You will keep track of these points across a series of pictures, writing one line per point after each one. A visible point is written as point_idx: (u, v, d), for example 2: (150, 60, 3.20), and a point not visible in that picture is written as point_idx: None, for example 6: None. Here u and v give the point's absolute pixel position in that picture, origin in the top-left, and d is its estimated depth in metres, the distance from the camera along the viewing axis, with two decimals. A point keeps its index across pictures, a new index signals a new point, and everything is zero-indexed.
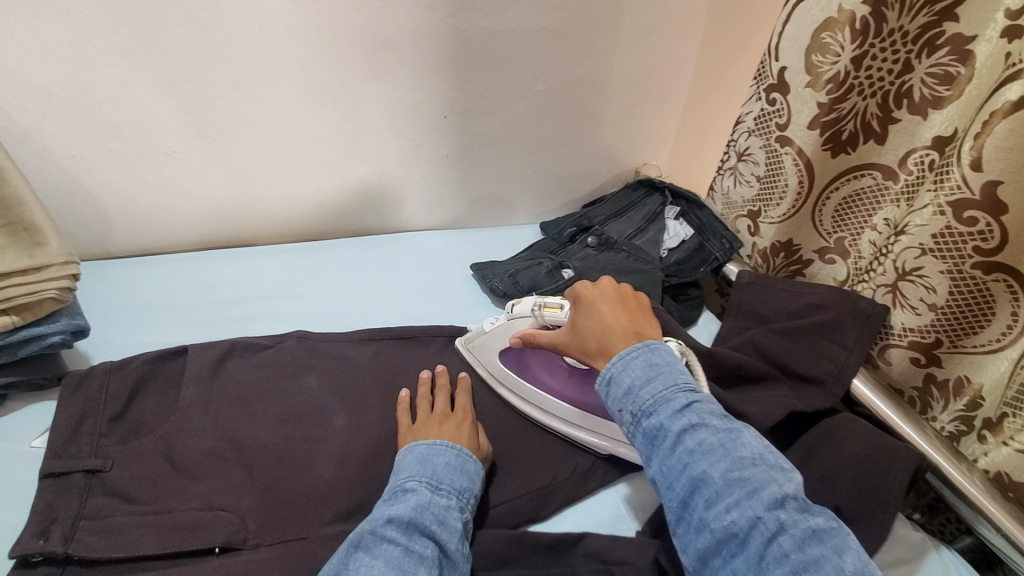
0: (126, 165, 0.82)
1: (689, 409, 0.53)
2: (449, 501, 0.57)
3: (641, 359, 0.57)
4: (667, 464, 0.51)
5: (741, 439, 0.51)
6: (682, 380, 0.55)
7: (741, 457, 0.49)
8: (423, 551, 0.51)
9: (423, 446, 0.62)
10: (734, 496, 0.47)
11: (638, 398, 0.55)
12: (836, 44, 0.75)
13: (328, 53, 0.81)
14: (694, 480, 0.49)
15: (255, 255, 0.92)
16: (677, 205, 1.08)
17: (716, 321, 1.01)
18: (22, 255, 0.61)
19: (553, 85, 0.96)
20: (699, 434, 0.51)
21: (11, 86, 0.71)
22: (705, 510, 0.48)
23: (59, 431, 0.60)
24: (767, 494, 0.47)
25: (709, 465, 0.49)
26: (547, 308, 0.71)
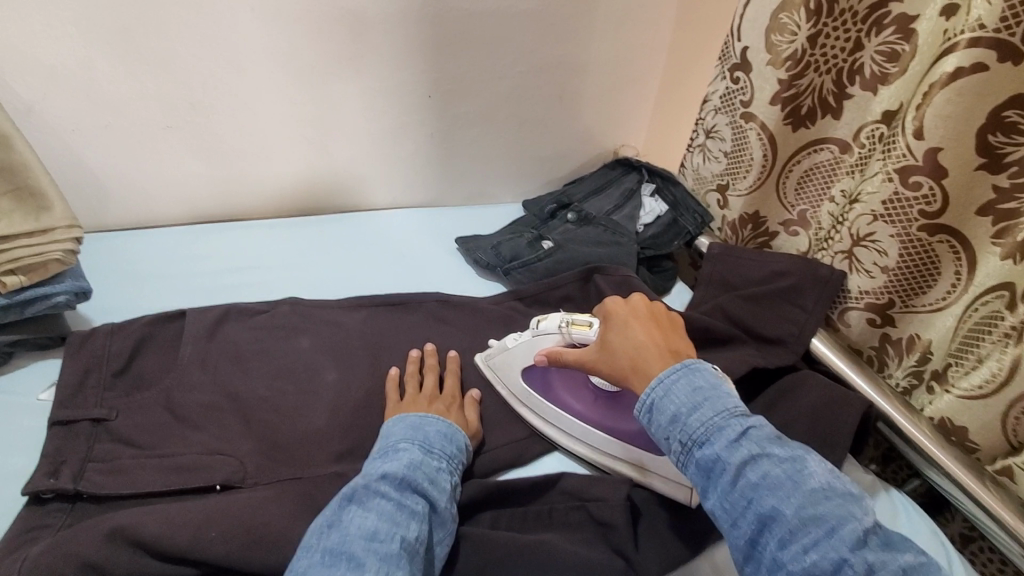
0: (122, 140, 0.85)
1: (745, 440, 0.54)
2: (439, 463, 0.61)
3: (686, 386, 0.59)
4: (730, 499, 0.52)
5: (805, 470, 0.51)
6: (734, 408, 0.56)
7: (809, 490, 0.50)
8: (415, 506, 0.55)
9: (415, 417, 0.65)
10: (812, 535, 0.47)
11: (689, 427, 0.56)
12: (793, 24, 0.81)
13: (315, 32, 0.84)
14: (763, 517, 0.50)
15: (247, 229, 0.96)
16: (653, 182, 1.12)
17: (689, 290, 1.06)
18: (28, 219, 0.65)
19: (533, 66, 1.01)
20: (761, 467, 0.52)
21: (11, 60, 0.74)
22: (779, 549, 0.48)
23: (66, 383, 0.64)
24: (845, 532, 0.47)
25: (778, 501, 0.50)
26: (576, 325, 0.71)
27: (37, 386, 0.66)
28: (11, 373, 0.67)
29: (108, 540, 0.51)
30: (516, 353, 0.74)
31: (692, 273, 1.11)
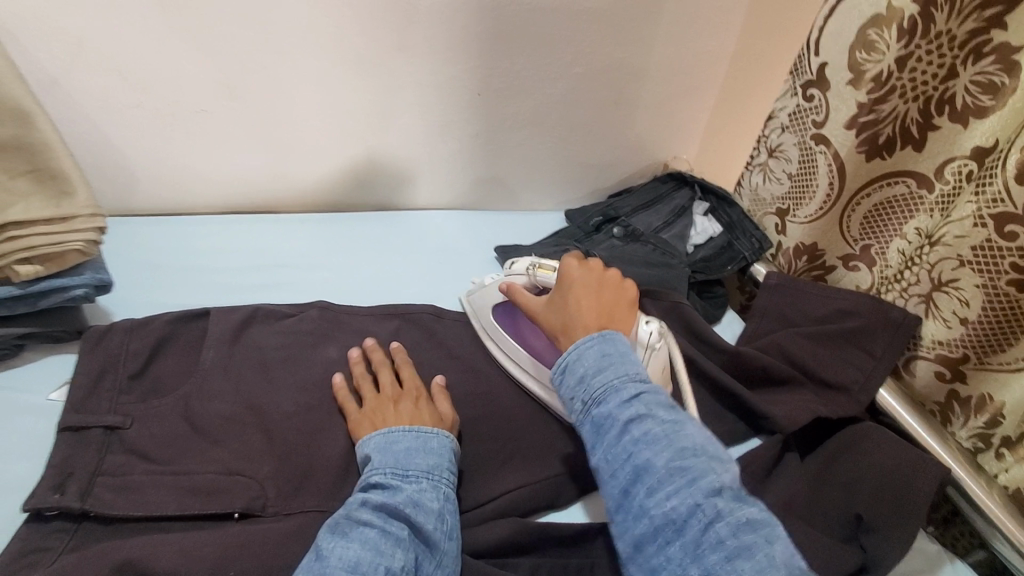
0: (155, 121, 0.80)
1: (637, 400, 0.52)
2: (421, 484, 0.55)
3: (595, 349, 0.57)
4: (612, 453, 0.50)
5: (685, 429, 0.50)
6: (636, 372, 0.54)
7: (683, 447, 0.49)
8: (398, 533, 0.50)
9: (381, 436, 0.59)
10: (675, 485, 0.47)
11: (591, 387, 0.54)
12: (882, 42, 0.74)
13: (366, 19, 0.79)
14: (637, 469, 0.49)
15: (278, 224, 0.91)
16: (707, 200, 1.05)
17: (739, 320, 0.99)
18: (49, 204, 0.60)
19: (590, 69, 0.94)
20: (644, 424, 0.50)
21: (42, 29, 0.69)
22: (646, 497, 0.48)
23: (79, 384, 0.59)
24: (706, 483, 0.47)
25: (653, 454, 0.49)
26: (541, 269, 0.74)
27: (48, 385, 0.61)
28: (23, 367, 0.63)
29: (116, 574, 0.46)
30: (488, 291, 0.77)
31: (741, 299, 1.05)
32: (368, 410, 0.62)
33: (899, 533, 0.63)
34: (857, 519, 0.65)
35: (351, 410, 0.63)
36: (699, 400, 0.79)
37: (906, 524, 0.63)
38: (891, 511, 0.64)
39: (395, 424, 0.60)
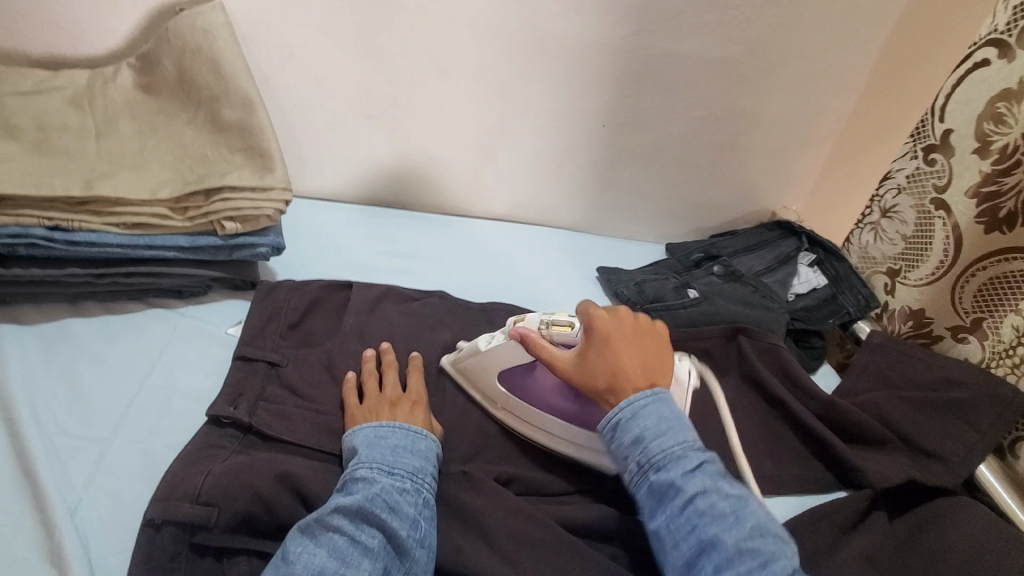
0: (331, 122, 0.94)
1: (699, 471, 0.56)
2: (403, 485, 0.56)
3: (652, 409, 0.59)
4: (675, 522, 0.54)
5: (749, 507, 0.54)
6: (692, 439, 0.58)
7: (750, 526, 0.52)
8: (369, 543, 0.51)
9: (370, 430, 0.61)
10: (746, 566, 0.50)
11: (649, 451, 0.57)
12: (1011, 116, 0.74)
13: (520, 52, 0.89)
14: (704, 543, 0.52)
15: (410, 219, 1.02)
16: (814, 252, 1.06)
17: (836, 376, 0.98)
18: (255, 176, 0.73)
19: (713, 113, 0.99)
20: (709, 498, 0.54)
21: (265, 37, 0.84)
22: (713, 573, 0.50)
23: (253, 324, 0.71)
24: (777, 567, 0.49)
25: (720, 530, 0.52)
26: (556, 326, 0.68)
27: (227, 321, 0.74)
28: (208, 305, 0.76)
29: (276, 480, 0.55)
30: (494, 353, 0.69)
31: (840, 356, 1.03)
32: (368, 406, 0.65)
33: None
34: None
35: (352, 405, 0.65)
36: (785, 443, 0.80)
37: None
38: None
39: (388, 420, 0.63)
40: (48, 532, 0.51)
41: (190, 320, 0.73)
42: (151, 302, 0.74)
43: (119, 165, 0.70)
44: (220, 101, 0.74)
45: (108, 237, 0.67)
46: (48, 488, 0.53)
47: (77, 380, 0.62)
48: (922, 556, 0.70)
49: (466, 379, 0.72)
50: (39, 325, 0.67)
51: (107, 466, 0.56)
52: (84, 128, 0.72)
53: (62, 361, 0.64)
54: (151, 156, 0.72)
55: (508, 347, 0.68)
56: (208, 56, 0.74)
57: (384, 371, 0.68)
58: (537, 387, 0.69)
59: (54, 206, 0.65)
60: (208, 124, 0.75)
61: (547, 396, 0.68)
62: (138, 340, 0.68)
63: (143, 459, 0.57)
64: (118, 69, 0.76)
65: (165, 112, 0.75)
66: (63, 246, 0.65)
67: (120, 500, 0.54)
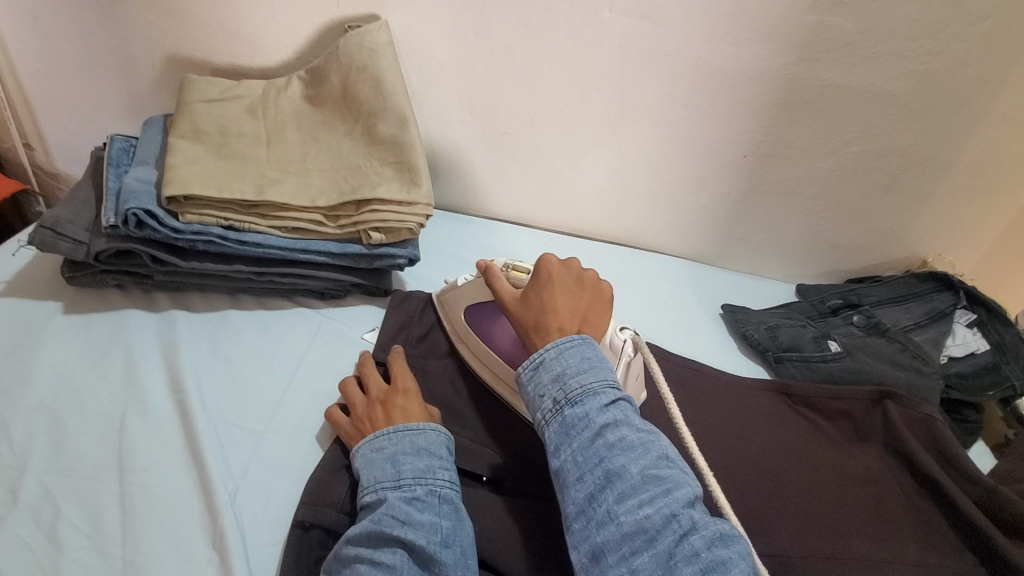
0: (467, 137, 0.96)
1: (614, 407, 0.55)
2: (411, 493, 0.54)
3: (576, 349, 0.58)
4: (582, 455, 0.52)
5: (657, 440, 0.54)
6: (611, 376, 0.57)
7: (657, 456, 0.52)
8: (388, 560, 0.49)
9: (367, 447, 0.58)
10: (649, 493, 0.50)
11: (567, 386, 0.55)
12: None
13: (667, 74, 0.86)
14: (609, 474, 0.51)
15: (531, 238, 1.03)
16: (974, 311, 0.94)
17: (992, 458, 0.86)
18: (402, 190, 0.75)
19: (870, 150, 0.91)
20: (620, 431, 0.53)
21: (420, 55, 0.87)
22: (615, 502, 0.50)
23: (388, 330, 0.75)
24: (679, 494, 0.50)
25: (628, 461, 0.51)
26: (516, 270, 0.71)
27: (363, 326, 0.77)
28: (346, 307, 0.80)
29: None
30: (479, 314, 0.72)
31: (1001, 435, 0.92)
32: (359, 416, 0.61)
33: None
34: None
35: (342, 421, 0.62)
36: (940, 530, 0.71)
37: None
38: None
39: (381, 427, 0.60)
40: (212, 515, 0.55)
41: (331, 321, 0.76)
42: (297, 300, 0.78)
43: (286, 172, 0.75)
44: (378, 117, 0.78)
45: (271, 239, 0.72)
46: (212, 474, 0.57)
47: (235, 370, 0.67)
48: None
49: (444, 312, 0.76)
50: (206, 313, 0.74)
51: (260, 456, 0.60)
52: (257, 134, 0.78)
53: (224, 351, 0.69)
54: (313, 165, 0.77)
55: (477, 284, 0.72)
56: (371, 73, 0.78)
57: (365, 377, 0.66)
58: (491, 337, 0.71)
59: (230, 207, 0.70)
60: (364, 137, 0.79)
61: (499, 336, 0.71)
62: (286, 337, 0.73)
63: (289, 455, 0.61)
64: (289, 80, 0.82)
65: (327, 124, 0.80)
66: (233, 245, 0.71)
67: (270, 491, 0.58)
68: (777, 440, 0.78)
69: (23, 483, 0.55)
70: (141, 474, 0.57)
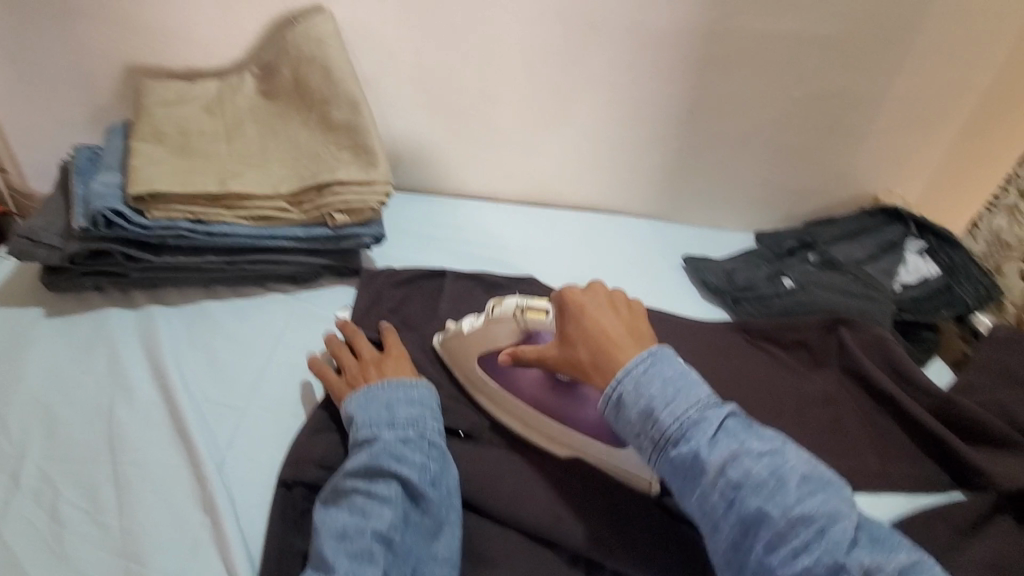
0: (423, 118, 0.99)
1: (724, 438, 0.53)
2: (404, 435, 0.59)
3: (657, 378, 0.57)
4: (712, 502, 0.51)
5: (785, 461, 0.52)
6: (705, 399, 0.56)
7: (796, 487, 0.50)
8: (383, 494, 0.54)
9: (360, 396, 0.62)
10: (802, 538, 0.48)
11: (663, 425, 0.55)
12: None
13: (608, 38, 0.89)
14: (747, 519, 0.50)
15: (496, 212, 1.06)
16: (924, 239, 0.98)
17: (950, 372, 0.90)
18: (361, 171, 0.79)
19: (809, 94, 0.95)
20: (742, 465, 0.51)
21: (368, 43, 0.90)
22: (766, 552, 0.48)
23: (361, 306, 0.79)
24: (836, 533, 0.48)
25: (763, 502, 0.50)
26: (531, 310, 0.67)
27: (336, 305, 0.81)
28: (318, 290, 0.83)
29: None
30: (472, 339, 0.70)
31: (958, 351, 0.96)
32: (352, 374, 0.65)
33: None
34: None
35: (334, 380, 0.65)
36: (896, 440, 0.75)
37: None
38: None
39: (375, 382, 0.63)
40: (201, 483, 0.58)
41: (305, 304, 0.80)
42: (271, 287, 0.81)
43: (247, 164, 0.78)
44: (331, 103, 0.81)
45: (238, 229, 0.75)
46: (199, 447, 0.60)
47: (215, 356, 0.71)
48: None
49: (448, 357, 0.74)
50: (183, 306, 0.77)
51: (246, 428, 0.64)
52: (216, 131, 0.81)
53: (204, 338, 0.73)
54: (273, 156, 0.80)
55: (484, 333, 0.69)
56: (319, 62, 0.81)
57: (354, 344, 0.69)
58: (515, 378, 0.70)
59: (196, 202, 0.74)
60: (319, 125, 0.82)
61: (522, 378, 0.70)
62: (262, 322, 0.76)
63: (271, 426, 0.64)
64: (243, 78, 0.85)
65: (282, 116, 0.83)
66: (202, 237, 0.74)
67: (257, 459, 0.61)
68: (740, 375, 0.82)
69: (21, 471, 0.58)
70: (133, 454, 0.60)
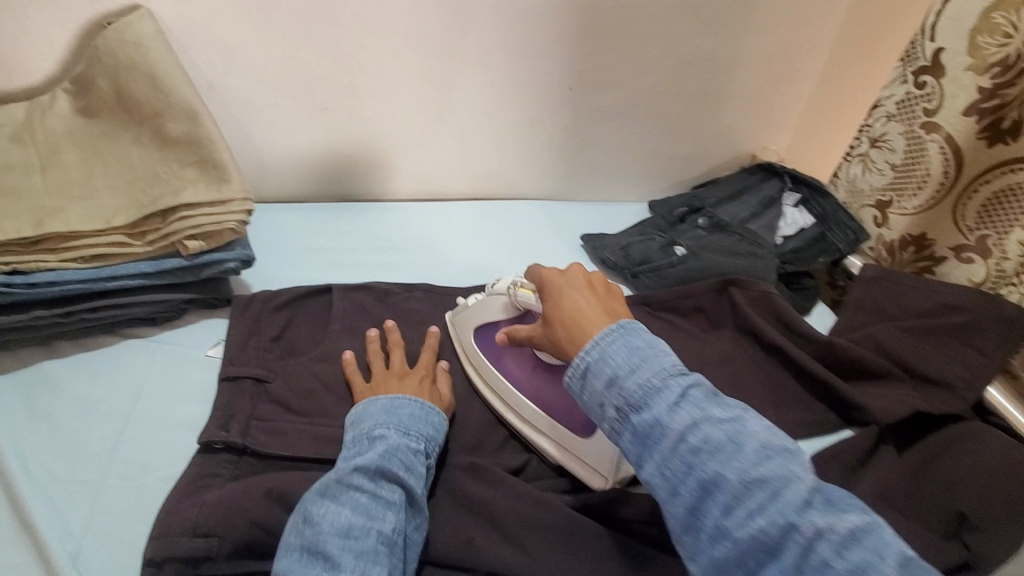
0: (286, 120, 0.90)
1: (686, 401, 0.48)
2: (416, 446, 0.60)
3: (621, 345, 0.52)
4: (669, 467, 0.47)
5: (747, 427, 0.46)
6: (671, 365, 0.50)
7: (753, 450, 0.45)
8: (390, 497, 0.54)
9: (386, 400, 0.64)
10: (757, 501, 0.43)
11: (625, 391, 0.50)
12: (1008, 25, 0.73)
13: (472, 18, 0.84)
14: (705, 484, 0.45)
15: (383, 211, 0.99)
16: (798, 191, 1.03)
17: (832, 315, 0.97)
18: (211, 189, 0.70)
19: (680, 61, 0.96)
20: (701, 430, 0.46)
21: (205, 41, 0.79)
22: (723, 516, 0.44)
23: (233, 342, 0.70)
24: (790, 494, 0.42)
25: (720, 465, 0.45)
26: (523, 288, 0.71)
27: (207, 342, 0.73)
28: (184, 328, 0.75)
29: (266, 497, 0.55)
30: (477, 311, 0.75)
31: (831, 294, 1.04)
32: (376, 381, 0.67)
33: (1010, 536, 0.61)
34: (961, 516, 0.64)
35: (358, 383, 0.67)
36: (790, 389, 0.79)
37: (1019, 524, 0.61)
38: (1004, 510, 0.62)
39: (400, 392, 0.65)
40: None
41: (169, 347, 0.72)
42: (126, 333, 0.72)
43: (69, 198, 0.67)
44: (165, 115, 0.71)
45: (68, 274, 0.65)
46: (46, 538, 0.54)
47: (62, 427, 0.63)
48: (942, 486, 0.67)
49: (456, 333, 0.78)
50: (18, 372, 0.67)
51: (102, 508, 0.57)
52: (27, 162, 0.69)
53: (46, 409, 0.64)
54: (103, 183, 0.69)
55: (485, 308, 0.75)
56: (146, 70, 0.71)
57: (390, 350, 0.71)
58: (505, 360, 0.74)
59: (9, 249, 0.63)
60: (154, 141, 0.72)
61: (514, 363, 0.73)
62: (119, 376, 0.68)
63: (137, 497, 0.59)
64: (52, 95, 0.73)
65: (108, 135, 0.72)
66: (23, 289, 0.63)
67: (121, 540, 0.56)
68: None
69: None
70: None
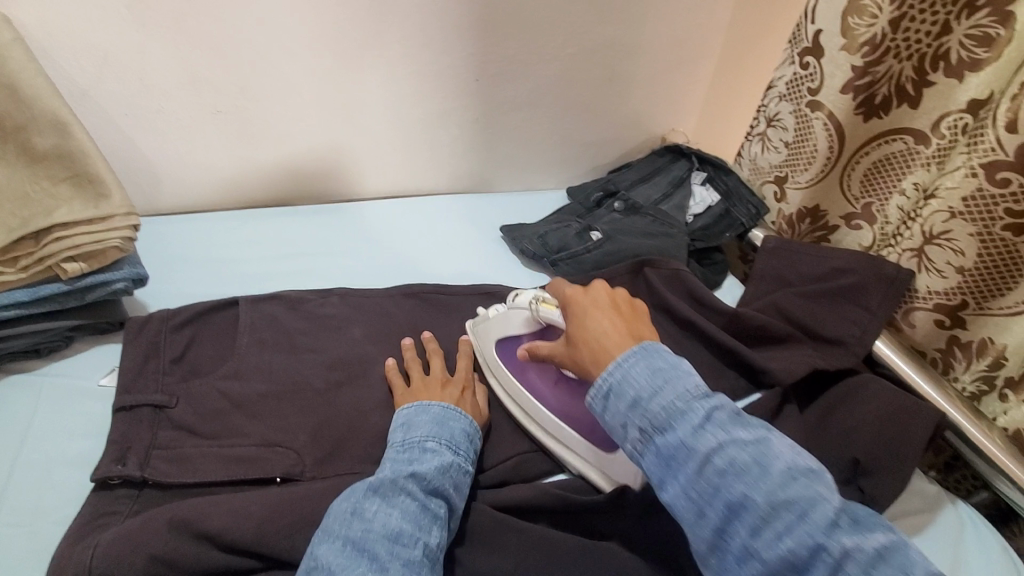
0: (175, 126, 0.84)
1: (710, 422, 0.50)
2: (464, 465, 0.60)
3: (644, 365, 0.54)
4: (694, 488, 0.49)
5: (771, 447, 0.49)
6: (694, 387, 0.52)
7: (780, 473, 0.47)
8: (438, 510, 0.55)
9: (439, 408, 0.64)
10: (785, 522, 0.45)
11: (650, 413, 0.52)
12: (873, 6, 0.76)
13: (364, 12, 0.82)
14: (732, 506, 0.47)
15: (293, 214, 0.96)
16: (704, 170, 1.08)
17: (740, 285, 1.03)
18: (86, 206, 0.64)
19: (582, 49, 0.97)
20: (727, 453, 0.48)
21: (68, 44, 0.73)
22: (750, 537, 0.46)
23: (128, 369, 0.65)
24: (818, 516, 0.45)
25: (747, 487, 0.47)
26: (545, 304, 0.71)
27: (99, 371, 0.68)
28: (73, 358, 0.69)
29: (167, 527, 0.53)
30: (497, 323, 0.75)
31: (742, 266, 1.09)
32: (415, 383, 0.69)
33: (889, 482, 0.68)
34: (855, 463, 0.70)
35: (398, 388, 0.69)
36: (702, 361, 0.83)
37: (902, 466, 0.69)
38: (888, 455, 0.69)
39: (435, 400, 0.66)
40: None
41: (57, 379, 0.67)
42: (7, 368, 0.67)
43: None
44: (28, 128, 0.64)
45: None
46: None
47: None
48: (837, 437, 0.72)
49: (477, 344, 0.78)
50: None
51: None
52: None
53: None
54: None
55: (505, 319, 0.74)
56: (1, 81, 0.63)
57: (430, 357, 0.73)
58: (525, 368, 0.74)
59: None
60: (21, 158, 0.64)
61: (535, 373, 0.74)
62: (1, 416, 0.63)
63: (28, 543, 0.55)
64: None
65: None
66: None
67: None
68: None
69: None
70: None
